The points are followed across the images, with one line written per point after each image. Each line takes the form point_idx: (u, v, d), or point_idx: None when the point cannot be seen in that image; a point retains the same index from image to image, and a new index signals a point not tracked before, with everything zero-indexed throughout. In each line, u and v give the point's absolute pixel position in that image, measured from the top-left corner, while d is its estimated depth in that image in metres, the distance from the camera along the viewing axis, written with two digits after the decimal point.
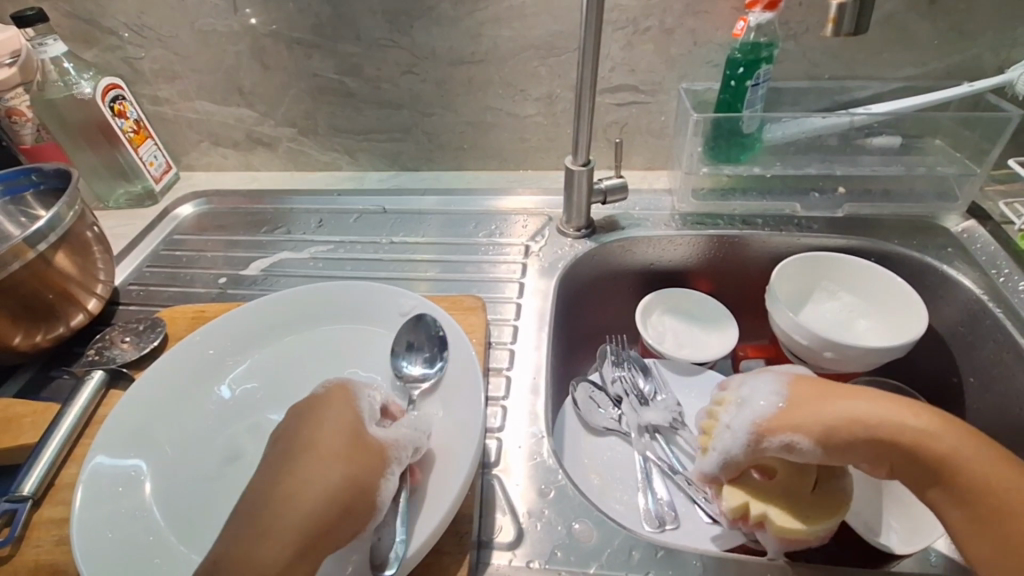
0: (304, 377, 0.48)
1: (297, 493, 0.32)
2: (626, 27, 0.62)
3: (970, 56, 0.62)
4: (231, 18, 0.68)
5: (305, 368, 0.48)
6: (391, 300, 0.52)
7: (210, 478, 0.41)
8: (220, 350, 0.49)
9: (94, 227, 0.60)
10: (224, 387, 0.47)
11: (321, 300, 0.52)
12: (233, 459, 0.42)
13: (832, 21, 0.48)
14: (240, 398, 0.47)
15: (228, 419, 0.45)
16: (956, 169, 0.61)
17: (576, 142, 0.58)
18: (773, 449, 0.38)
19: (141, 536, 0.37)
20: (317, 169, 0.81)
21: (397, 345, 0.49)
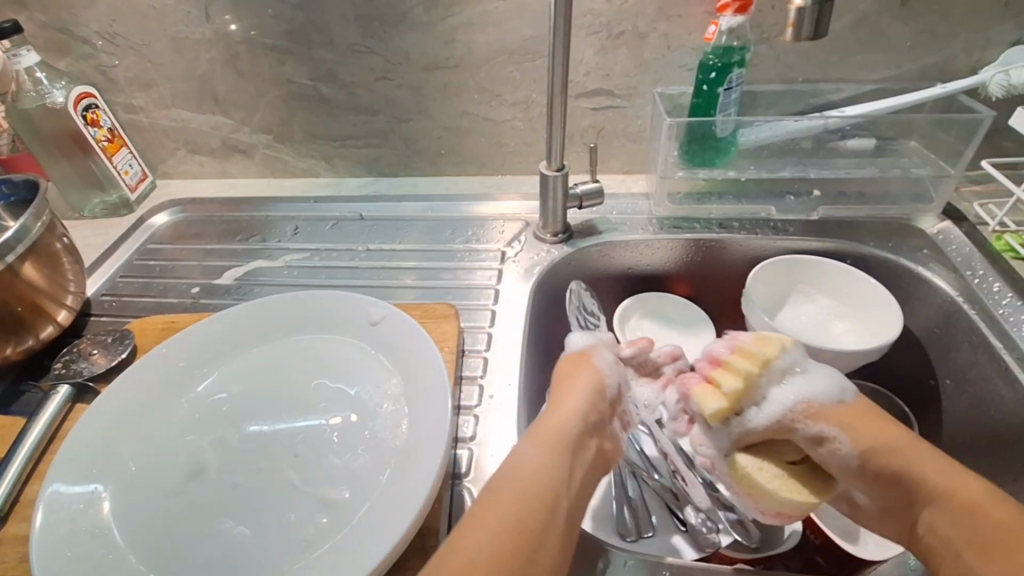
0: (270, 388, 0.47)
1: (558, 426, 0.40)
2: (600, 31, 0.62)
3: (943, 58, 0.62)
4: (205, 25, 0.68)
5: (272, 380, 0.48)
6: (360, 310, 0.51)
7: (173, 495, 0.40)
8: (186, 363, 0.49)
9: (64, 238, 0.59)
10: (192, 400, 0.47)
11: (290, 310, 0.52)
12: (196, 474, 0.42)
13: (791, 25, 0.48)
14: (206, 412, 0.46)
15: (193, 434, 0.44)
16: (931, 170, 0.61)
17: (550, 147, 0.58)
18: (804, 433, 0.41)
19: (100, 554, 0.37)
20: (295, 176, 0.80)
21: (366, 356, 0.49)
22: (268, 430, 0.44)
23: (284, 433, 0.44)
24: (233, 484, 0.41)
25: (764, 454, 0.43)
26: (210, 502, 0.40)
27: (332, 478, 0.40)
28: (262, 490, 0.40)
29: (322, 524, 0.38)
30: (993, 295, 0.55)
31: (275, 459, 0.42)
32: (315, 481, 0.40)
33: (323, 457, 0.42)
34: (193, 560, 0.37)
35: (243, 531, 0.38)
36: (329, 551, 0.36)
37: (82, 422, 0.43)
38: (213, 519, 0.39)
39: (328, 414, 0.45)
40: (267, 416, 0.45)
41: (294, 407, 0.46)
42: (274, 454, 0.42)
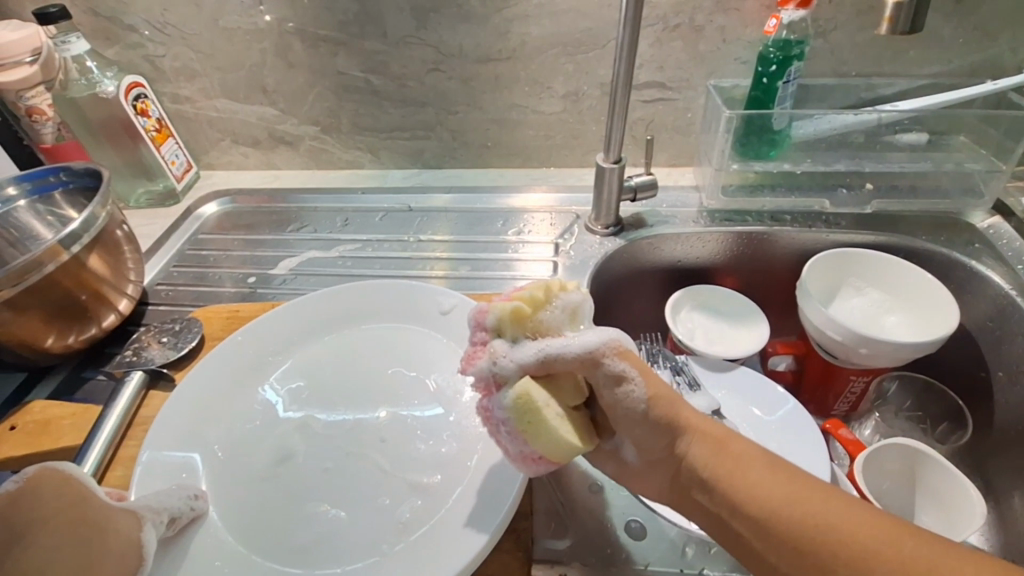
0: (350, 377, 0.48)
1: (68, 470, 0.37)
2: (655, 24, 0.62)
3: (997, 54, 0.62)
4: (255, 15, 0.68)
5: (351, 369, 0.48)
6: (432, 300, 0.51)
7: (266, 478, 0.41)
8: (264, 352, 0.49)
9: (124, 226, 0.60)
10: (273, 389, 0.47)
11: (363, 299, 0.52)
12: (287, 458, 0.42)
13: (887, 19, 0.48)
14: (290, 401, 0.46)
15: (280, 420, 0.45)
16: (983, 165, 0.61)
17: (609, 139, 0.59)
18: (608, 371, 0.35)
19: (200, 537, 0.37)
20: (339, 168, 0.81)
21: (443, 346, 0.49)
22: (350, 418, 0.45)
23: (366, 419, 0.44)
24: (324, 468, 0.42)
25: (552, 392, 0.35)
26: (305, 486, 0.40)
27: (423, 463, 0.41)
28: (352, 474, 0.41)
29: (418, 507, 0.38)
30: None
31: (365, 445, 0.43)
32: (404, 466, 0.41)
33: (411, 443, 0.42)
34: (298, 541, 0.37)
35: (340, 514, 0.39)
36: (429, 533, 0.37)
37: (172, 408, 0.44)
38: (313, 503, 0.40)
39: (412, 403, 0.45)
40: (346, 403, 0.46)
41: (376, 394, 0.46)
42: (360, 440, 0.43)
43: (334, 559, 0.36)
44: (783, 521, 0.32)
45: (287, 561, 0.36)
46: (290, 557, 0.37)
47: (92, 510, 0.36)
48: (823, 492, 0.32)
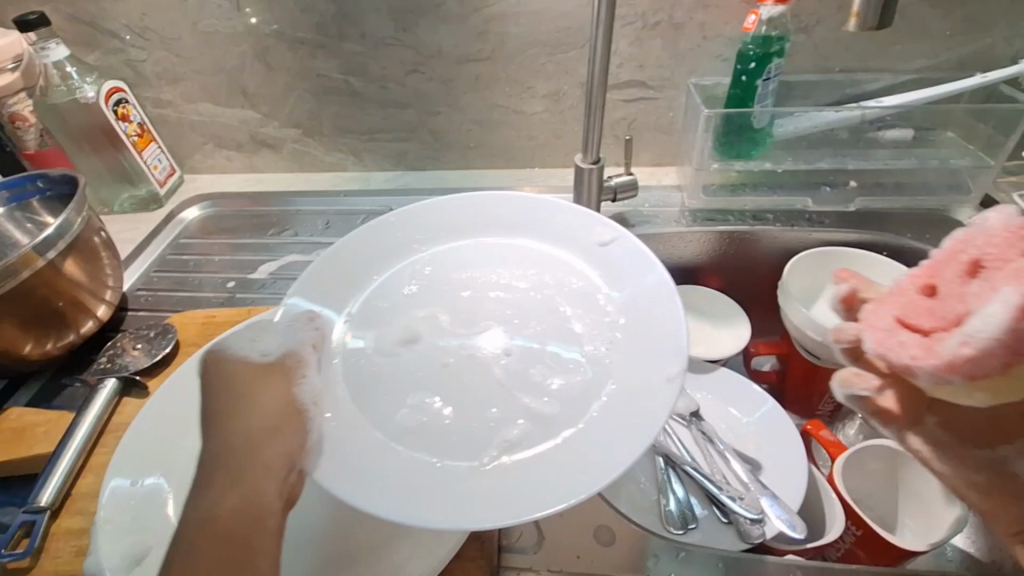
0: (502, 283, 0.48)
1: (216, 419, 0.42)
2: (635, 22, 0.62)
3: (985, 47, 0.61)
4: (234, 18, 0.67)
5: (521, 286, 0.48)
6: (577, 240, 0.50)
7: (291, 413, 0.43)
8: (422, 258, 0.51)
9: (102, 232, 0.59)
10: (331, 277, 0.47)
11: (402, 255, 0.51)
12: (397, 348, 0.44)
13: (854, 15, 0.42)
14: (359, 292, 0.47)
15: (354, 312, 0.46)
16: (970, 161, 0.60)
17: (587, 139, 0.58)
18: None
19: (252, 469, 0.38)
20: (322, 170, 0.80)
21: (594, 277, 0.47)
22: None
23: None
24: (446, 369, 0.42)
25: None
26: (430, 373, 0.42)
27: None
28: (463, 375, 0.42)
29: (522, 428, 0.38)
30: None
31: (516, 343, 0.44)
32: None
33: None
34: (398, 418, 0.39)
35: (423, 419, 0.39)
36: (570, 442, 0.37)
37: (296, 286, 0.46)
38: (416, 394, 0.41)
39: (519, 309, 0.46)
40: None
41: (462, 295, 0.47)
42: None
43: (496, 440, 0.37)
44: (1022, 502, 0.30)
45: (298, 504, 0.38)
46: (387, 437, 0.38)
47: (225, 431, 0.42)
48: None
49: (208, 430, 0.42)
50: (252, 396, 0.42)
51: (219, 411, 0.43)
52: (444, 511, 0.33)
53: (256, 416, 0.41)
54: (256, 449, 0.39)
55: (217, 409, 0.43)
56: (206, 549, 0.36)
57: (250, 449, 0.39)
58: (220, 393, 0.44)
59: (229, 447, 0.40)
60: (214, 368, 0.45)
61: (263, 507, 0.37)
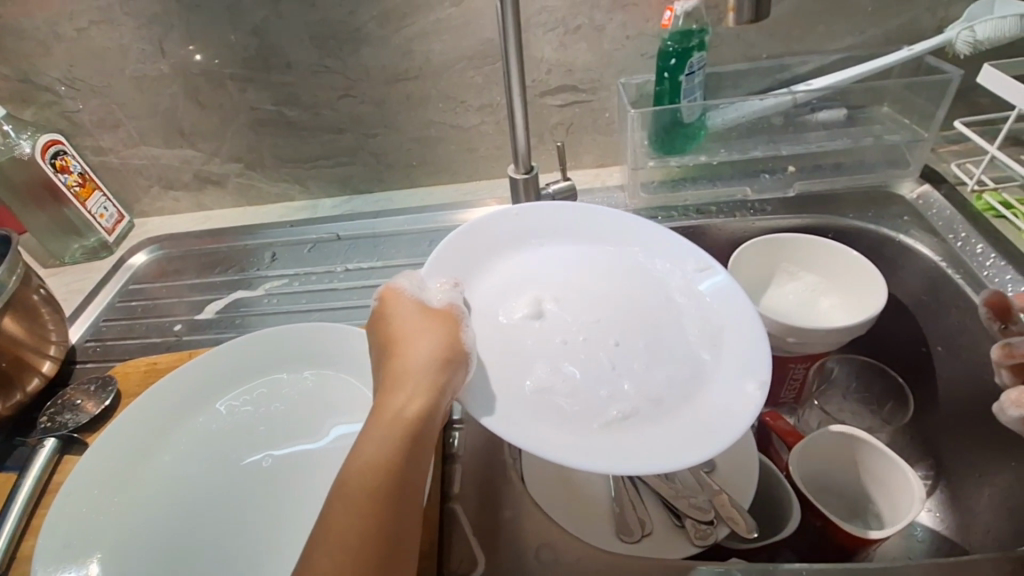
0: (556, 274, 0.51)
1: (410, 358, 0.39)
2: (556, 28, 0.61)
3: (909, 20, 0.60)
4: (161, 61, 0.67)
5: (569, 277, 0.50)
6: (684, 257, 0.51)
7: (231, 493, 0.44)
8: (512, 245, 0.52)
9: (41, 288, 0.59)
10: (478, 265, 0.50)
11: (575, 254, 0.53)
12: (518, 327, 0.46)
13: (731, 9, 0.44)
14: (482, 278, 0.49)
15: (491, 300, 0.48)
16: (905, 135, 0.60)
17: (517, 150, 0.57)
18: None
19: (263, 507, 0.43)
20: (270, 202, 0.80)
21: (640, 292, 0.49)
22: (277, 460, 0.46)
23: (284, 460, 0.46)
24: (510, 360, 0.43)
25: None
26: (548, 346, 0.45)
27: None
28: (520, 361, 0.43)
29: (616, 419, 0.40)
30: (977, 257, 0.54)
31: (581, 329, 0.46)
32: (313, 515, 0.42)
33: (319, 485, 0.44)
34: (530, 387, 0.42)
35: (561, 412, 0.40)
36: (679, 420, 0.40)
37: (442, 258, 0.48)
38: (544, 366, 0.43)
39: (601, 300, 0.48)
40: (260, 450, 0.47)
41: (505, 288, 0.49)
42: (271, 494, 0.44)
43: (577, 415, 0.40)
44: None
45: None
46: (517, 402, 0.40)
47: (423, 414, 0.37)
48: None
49: (378, 362, 0.41)
50: (414, 331, 0.40)
51: (380, 347, 0.41)
52: (552, 453, 0.37)
53: (421, 350, 0.39)
54: (418, 378, 0.38)
55: (383, 342, 0.41)
56: (360, 479, 0.35)
57: (413, 374, 0.38)
58: (386, 324, 0.42)
59: (386, 375, 0.39)
60: (382, 297, 0.43)
61: (409, 436, 0.36)
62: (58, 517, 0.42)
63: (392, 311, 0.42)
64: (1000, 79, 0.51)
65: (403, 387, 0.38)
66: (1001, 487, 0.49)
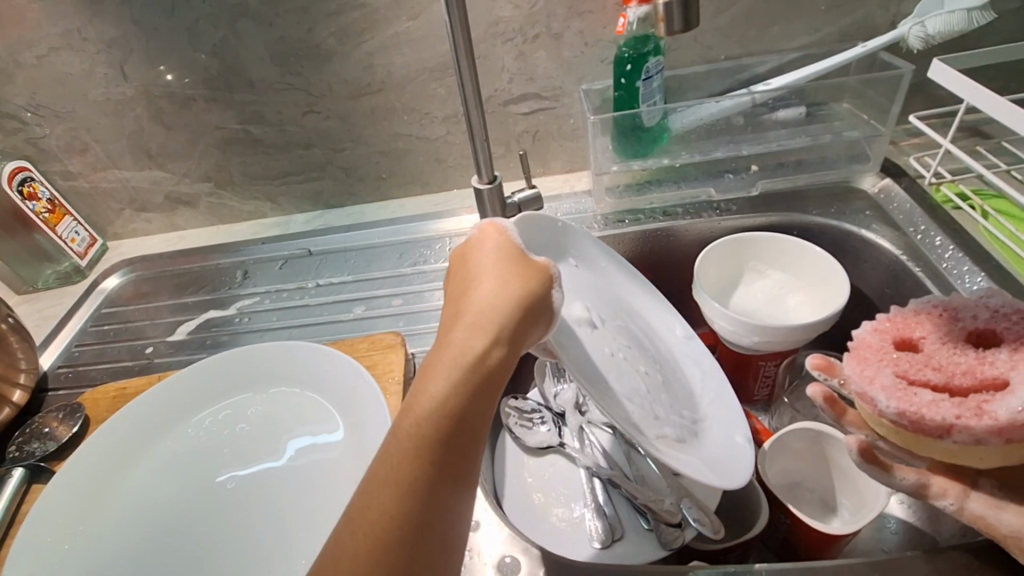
0: (588, 284, 0.50)
1: (481, 299, 0.34)
2: (515, 37, 0.62)
3: (861, 17, 0.61)
4: (124, 84, 0.67)
5: (598, 293, 0.50)
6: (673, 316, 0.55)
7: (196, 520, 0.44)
8: (550, 239, 0.49)
9: (9, 317, 0.59)
10: (536, 252, 0.47)
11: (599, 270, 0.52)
12: (574, 327, 0.44)
13: (661, 20, 0.47)
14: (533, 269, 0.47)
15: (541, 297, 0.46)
16: (863, 131, 0.61)
17: (478, 161, 0.57)
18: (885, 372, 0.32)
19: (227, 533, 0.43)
20: (242, 220, 0.80)
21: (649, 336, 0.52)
22: (244, 482, 0.46)
23: (250, 481, 0.46)
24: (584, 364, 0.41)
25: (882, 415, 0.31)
26: (609, 358, 0.44)
27: (298, 531, 0.42)
28: (593, 367, 0.42)
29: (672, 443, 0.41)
30: (936, 250, 0.55)
31: (624, 347, 0.46)
32: (276, 536, 0.42)
33: (282, 506, 0.44)
34: (610, 397, 0.40)
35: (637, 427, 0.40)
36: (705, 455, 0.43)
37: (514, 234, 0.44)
38: (613, 379, 0.42)
39: (618, 326, 0.49)
40: (226, 471, 0.47)
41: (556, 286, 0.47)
42: (235, 518, 0.44)
43: (650, 434, 0.40)
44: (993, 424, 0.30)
45: None
46: (596, 393, 0.39)
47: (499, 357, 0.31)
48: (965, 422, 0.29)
49: (445, 299, 0.36)
50: (497, 274, 0.36)
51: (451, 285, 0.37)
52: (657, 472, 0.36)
53: (507, 296, 0.34)
54: (496, 323, 0.32)
55: (455, 283, 0.37)
56: (420, 410, 0.29)
57: (488, 313, 0.33)
58: (463, 262, 0.37)
59: (457, 311, 0.34)
60: (477, 234, 0.39)
61: (484, 381, 0.30)
62: (21, 548, 0.42)
63: (466, 256, 0.38)
64: (948, 72, 0.51)
65: (477, 326, 0.32)
66: None
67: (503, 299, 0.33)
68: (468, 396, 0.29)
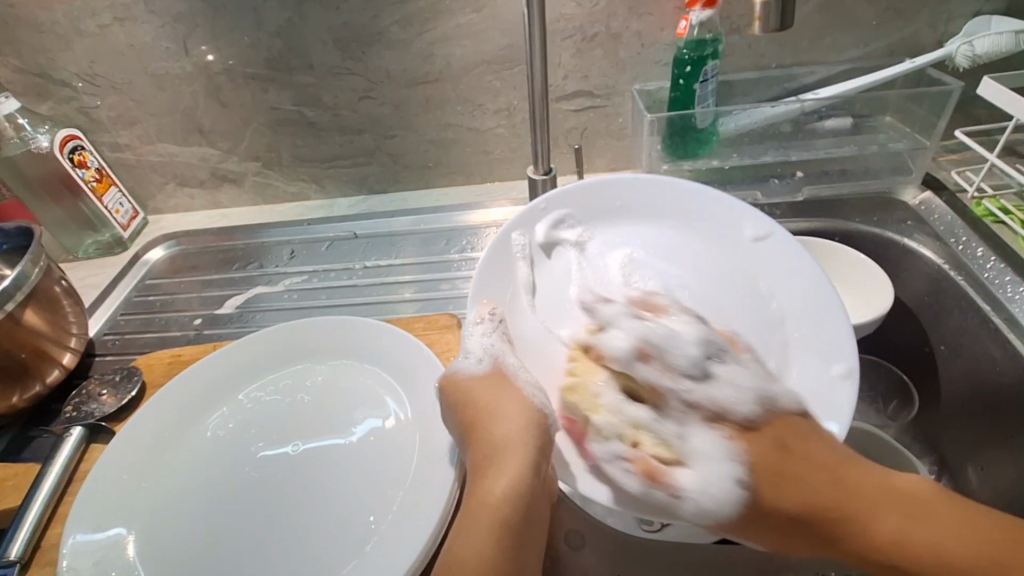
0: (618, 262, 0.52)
1: (496, 430, 0.40)
2: (574, 35, 0.63)
3: (910, 34, 0.63)
4: (184, 59, 0.68)
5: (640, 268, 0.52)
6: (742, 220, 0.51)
7: (259, 480, 0.44)
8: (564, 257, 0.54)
9: (63, 280, 0.59)
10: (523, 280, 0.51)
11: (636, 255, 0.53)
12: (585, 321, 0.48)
13: (758, 18, 0.48)
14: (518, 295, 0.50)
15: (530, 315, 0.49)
16: (908, 143, 0.62)
17: (536, 152, 0.59)
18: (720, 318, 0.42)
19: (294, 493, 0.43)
20: (286, 201, 0.81)
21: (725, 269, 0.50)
22: (304, 448, 0.46)
23: (310, 447, 0.46)
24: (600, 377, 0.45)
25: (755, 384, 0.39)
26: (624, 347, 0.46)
27: (363, 494, 0.42)
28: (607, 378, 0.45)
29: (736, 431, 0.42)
30: (977, 260, 0.56)
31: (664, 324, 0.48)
32: (343, 498, 0.42)
33: (345, 471, 0.44)
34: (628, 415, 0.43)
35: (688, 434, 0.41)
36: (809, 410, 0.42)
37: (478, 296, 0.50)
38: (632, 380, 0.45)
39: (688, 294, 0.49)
40: (285, 439, 0.47)
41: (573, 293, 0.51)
42: (298, 479, 0.44)
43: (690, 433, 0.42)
44: (940, 560, 0.34)
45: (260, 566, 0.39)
46: None
47: (518, 463, 0.38)
48: (885, 478, 0.37)
49: (458, 435, 0.42)
50: (499, 403, 0.41)
51: (464, 439, 0.42)
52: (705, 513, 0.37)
53: (511, 417, 0.40)
54: (518, 461, 0.38)
55: (463, 417, 0.42)
56: (478, 499, 0.37)
57: (508, 454, 0.39)
58: (464, 399, 0.42)
59: (479, 468, 0.39)
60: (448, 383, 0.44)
61: (507, 520, 0.36)
62: (86, 502, 0.43)
63: (460, 385, 0.43)
64: (1000, 91, 0.54)
65: (503, 461, 0.39)
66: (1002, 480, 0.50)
67: (516, 420, 0.40)
68: (501, 528, 0.36)
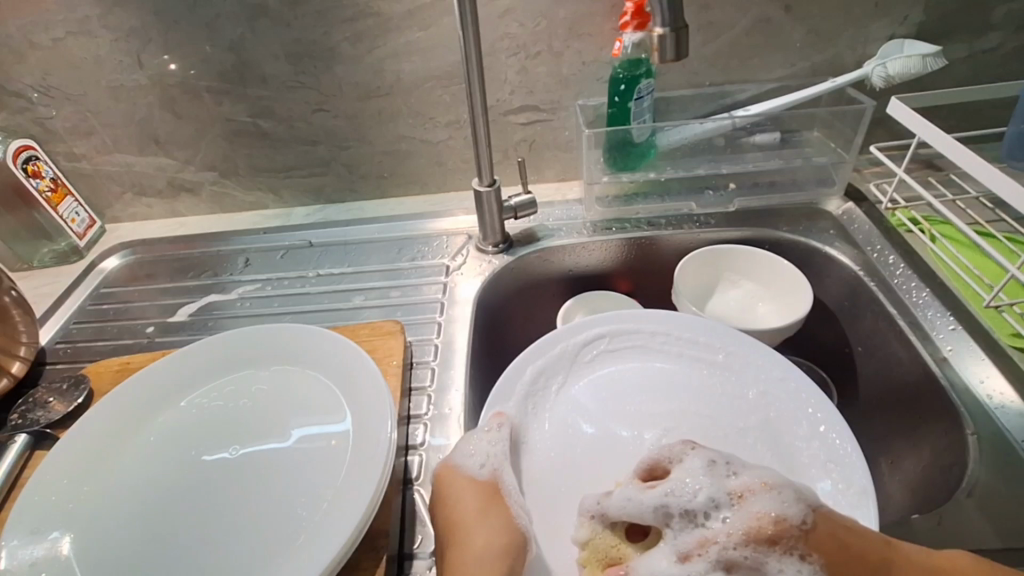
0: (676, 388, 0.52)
1: (468, 535, 0.38)
2: (518, 53, 0.66)
3: (832, 55, 0.67)
4: (138, 72, 0.69)
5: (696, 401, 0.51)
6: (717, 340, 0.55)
7: (199, 482, 0.46)
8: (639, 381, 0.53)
9: (12, 290, 0.59)
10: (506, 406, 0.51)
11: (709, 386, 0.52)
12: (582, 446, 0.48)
13: (655, 50, 0.52)
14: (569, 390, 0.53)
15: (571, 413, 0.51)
16: (830, 158, 0.67)
17: (480, 165, 0.62)
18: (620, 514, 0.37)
19: (232, 495, 0.45)
20: (244, 209, 0.83)
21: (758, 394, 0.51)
22: (243, 453, 0.48)
23: (250, 451, 0.48)
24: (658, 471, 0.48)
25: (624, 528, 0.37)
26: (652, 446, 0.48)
27: (298, 494, 0.44)
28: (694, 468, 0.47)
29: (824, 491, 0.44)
30: (889, 267, 0.61)
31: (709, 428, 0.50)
32: (279, 500, 0.44)
33: (282, 472, 0.46)
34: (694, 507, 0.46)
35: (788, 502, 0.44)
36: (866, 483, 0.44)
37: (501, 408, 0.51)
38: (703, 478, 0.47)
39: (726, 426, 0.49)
40: (225, 443, 0.49)
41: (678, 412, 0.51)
42: (236, 481, 0.46)
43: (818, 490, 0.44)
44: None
45: (195, 563, 0.41)
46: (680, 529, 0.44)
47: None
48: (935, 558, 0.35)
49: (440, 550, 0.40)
50: (479, 513, 0.39)
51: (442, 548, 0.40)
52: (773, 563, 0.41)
53: (483, 527, 0.38)
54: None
55: (441, 526, 0.40)
56: None
57: (475, 565, 0.36)
58: (446, 510, 0.41)
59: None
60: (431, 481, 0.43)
61: None
62: (25, 504, 0.44)
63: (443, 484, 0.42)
64: (905, 112, 0.58)
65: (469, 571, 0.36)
66: (907, 472, 0.51)
67: (495, 532, 0.38)
68: None
